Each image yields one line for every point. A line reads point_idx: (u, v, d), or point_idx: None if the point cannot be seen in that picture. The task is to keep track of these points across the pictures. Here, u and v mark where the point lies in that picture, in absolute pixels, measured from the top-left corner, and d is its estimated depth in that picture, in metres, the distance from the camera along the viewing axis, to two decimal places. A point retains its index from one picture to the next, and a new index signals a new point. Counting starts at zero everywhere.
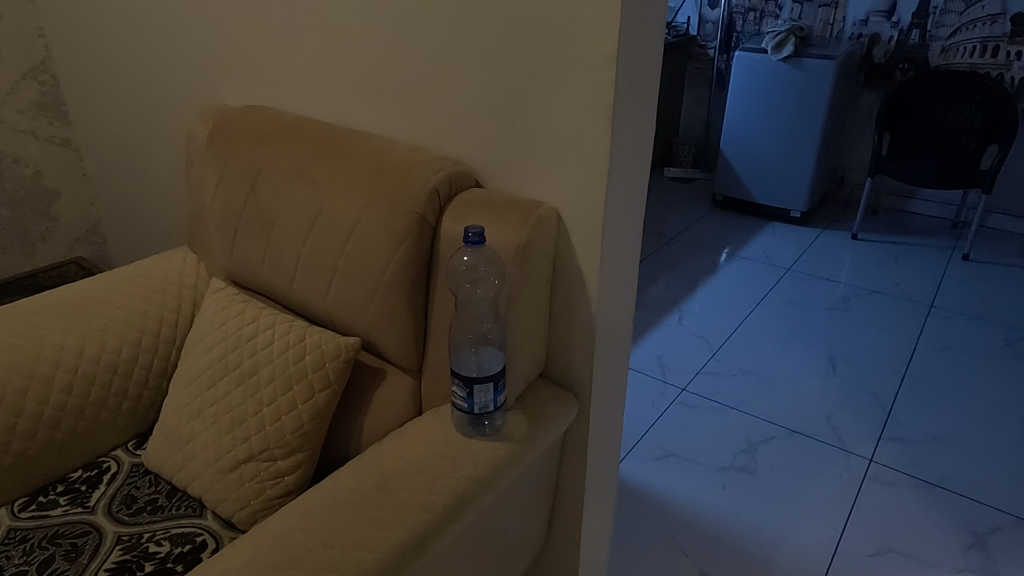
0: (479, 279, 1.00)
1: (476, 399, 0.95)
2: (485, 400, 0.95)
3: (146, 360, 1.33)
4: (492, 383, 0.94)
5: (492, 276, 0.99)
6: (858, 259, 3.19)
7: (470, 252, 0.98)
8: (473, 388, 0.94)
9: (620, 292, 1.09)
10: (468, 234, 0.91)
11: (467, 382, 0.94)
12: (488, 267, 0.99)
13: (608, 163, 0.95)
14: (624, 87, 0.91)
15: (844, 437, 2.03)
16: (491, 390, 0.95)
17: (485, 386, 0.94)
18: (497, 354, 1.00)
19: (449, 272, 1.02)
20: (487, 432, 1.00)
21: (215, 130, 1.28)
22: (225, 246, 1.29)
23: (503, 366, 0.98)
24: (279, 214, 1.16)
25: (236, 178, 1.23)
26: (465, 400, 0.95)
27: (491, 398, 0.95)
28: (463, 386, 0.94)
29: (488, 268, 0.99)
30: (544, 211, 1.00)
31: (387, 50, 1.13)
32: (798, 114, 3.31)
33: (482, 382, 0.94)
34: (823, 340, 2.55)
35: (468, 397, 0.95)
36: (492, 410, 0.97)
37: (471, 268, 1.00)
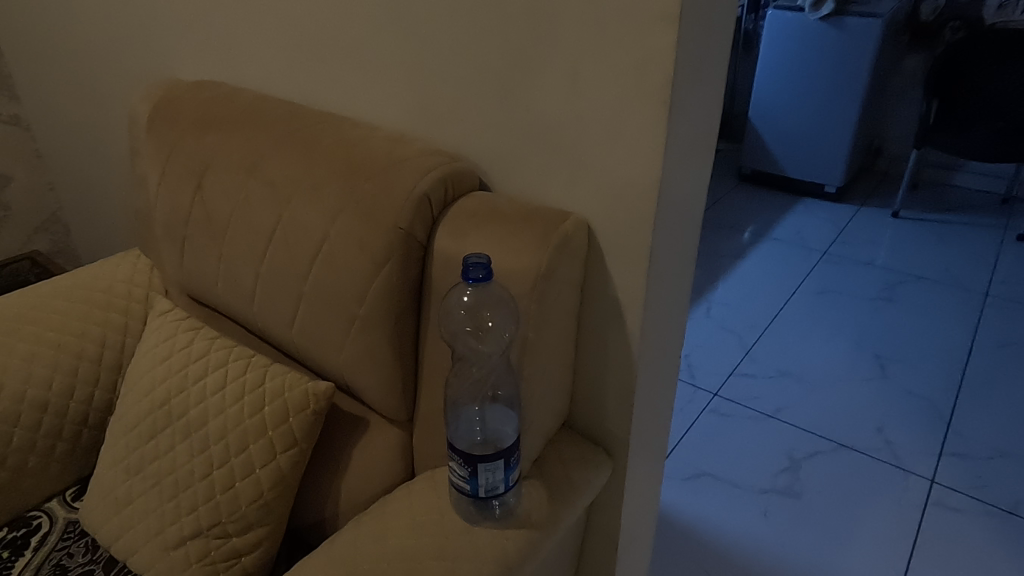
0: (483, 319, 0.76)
1: (481, 481, 0.71)
2: (493, 482, 0.71)
3: (84, 393, 1.10)
4: (502, 460, 0.71)
5: (500, 325, 0.75)
6: (900, 240, 2.92)
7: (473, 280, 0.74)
8: (478, 467, 0.70)
9: (666, 324, 0.85)
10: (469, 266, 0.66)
11: (469, 459, 0.70)
12: (495, 312, 0.75)
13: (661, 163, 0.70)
14: (686, 58, 0.66)
15: (899, 453, 1.81)
16: (501, 469, 0.71)
17: (494, 464, 0.70)
18: (510, 418, 0.77)
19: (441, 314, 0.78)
20: (496, 515, 0.77)
21: (154, 112, 1.03)
22: (175, 256, 1.05)
23: (518, 435, 0.75)
24: (231, 221, 0.92)
25: (179, 173, 0.98)
26: (466, 482, 0.72)
27: (501, 478, 0.72)
28: (463, 463, 0.71)
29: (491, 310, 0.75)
30: (572, 225, 0.75)
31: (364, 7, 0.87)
32: (837, 80, 3.00)
33: (490, 459, 0.70)
34: (868, 336, 2.30)
35: (471, 479, 0.71)
36: (501, 493, 0.73)
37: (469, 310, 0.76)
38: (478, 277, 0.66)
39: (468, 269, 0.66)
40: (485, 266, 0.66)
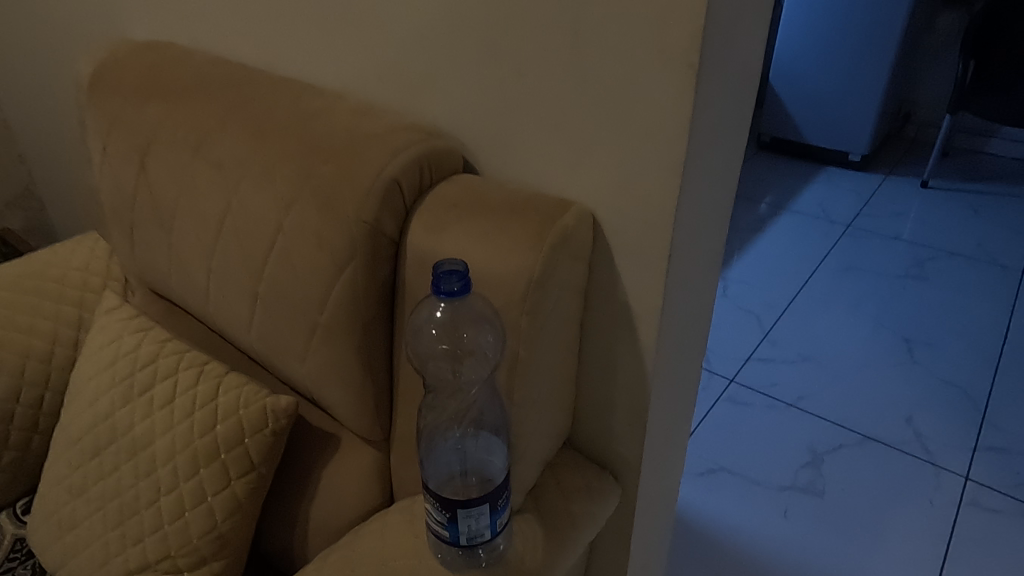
0: (459, 336, 0.63)
1: (462, 529, 0.59)
2: (476, 530, 0.59)
3: (33, 397, 0.99)
4: (488, 504, 0.59)
5: (479, 343, 0.63)
6: (929, 212, 2.75)
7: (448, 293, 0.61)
8: (457, 512, 0.58)
9: (686, 331, 0.71)
10: (445, 282, 0.53)
11: (447, 503, 0.58)
12: (474, 329, 0.63)
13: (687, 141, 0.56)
14: (720, 9, 0.51)
15: (930, 447, 1.68)
16: (486, 514, 0.59)
17: (477, 510, 0.58)
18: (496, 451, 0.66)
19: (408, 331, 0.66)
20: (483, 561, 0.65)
21: (94, 79, 0.89)
22: (125, 243, 0.93)
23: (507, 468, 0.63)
24: (178, 207, 0.79)
25: (121, 150, 0.84)
26: (445, 528, 0.60)
27: (487, 523, 0.60)
28: (439, 506, 0.59)
29: (467, 325, 0.63)
30: (574, 217, 0.61)
31: None
32: (866, 40, 2.80)
33: (472, 503, 0.58)
34: (896, 316, 2.15)
35: (450, 524, 0.59)
36: (487, 540, 0.62)
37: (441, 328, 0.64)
38: (451, 289, 0.53)
39: (438, 278, 0.54)
40: (461, 275, 0.54)
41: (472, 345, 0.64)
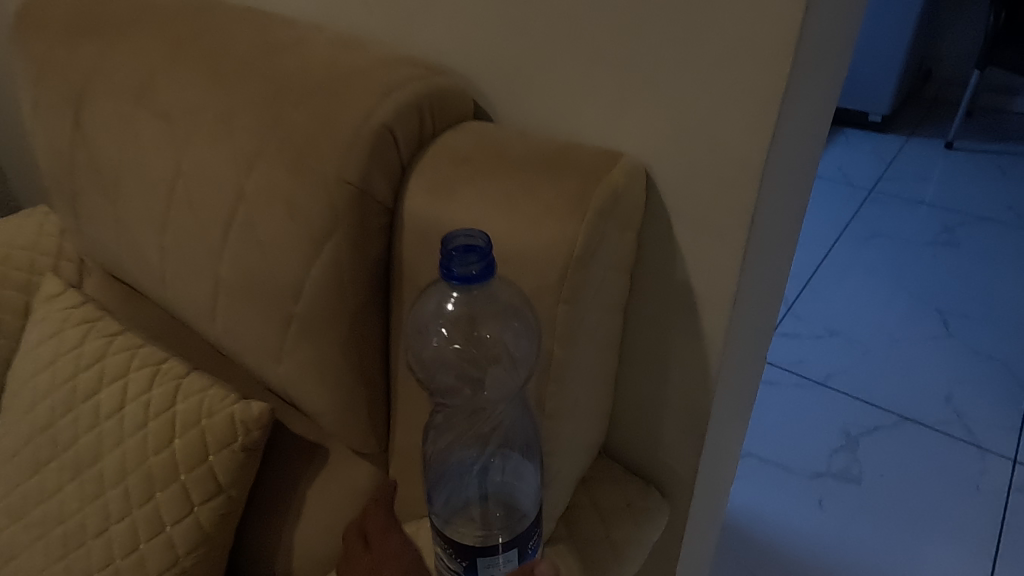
0: (480, 334, 0.50)
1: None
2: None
3: None
4: (516, 549, 0.47)
5: (503, 344, 0.50)
6: (955, 175, 2.61)
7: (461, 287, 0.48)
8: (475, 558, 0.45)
9: (755, 316, 0.58)
10: (462, 265, 0.40)
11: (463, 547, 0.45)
12: (498, 325, 0.49)
13: (787, 63, 0.42)
14: None
15: (973, 428, 1.56)
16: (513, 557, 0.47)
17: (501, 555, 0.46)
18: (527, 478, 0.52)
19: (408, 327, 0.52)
20: None
21: (17, 17, 0.73)
22: (68, 215, 0.78)
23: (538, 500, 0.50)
24: (121, 170, 0.64)
25: (51, 102, 0.69)
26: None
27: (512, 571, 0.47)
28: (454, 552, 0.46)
29: (488, 320, 0.49)
30: (625, 173, 0.47)
31: None
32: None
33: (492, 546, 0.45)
34: (928, 286, 2.02)
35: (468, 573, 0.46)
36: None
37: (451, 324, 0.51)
38: (469, 274, 0.40)
39: (451, 259, 0.40)
40: (484, 252, 0.41)
41: (495, 346, 0.50)
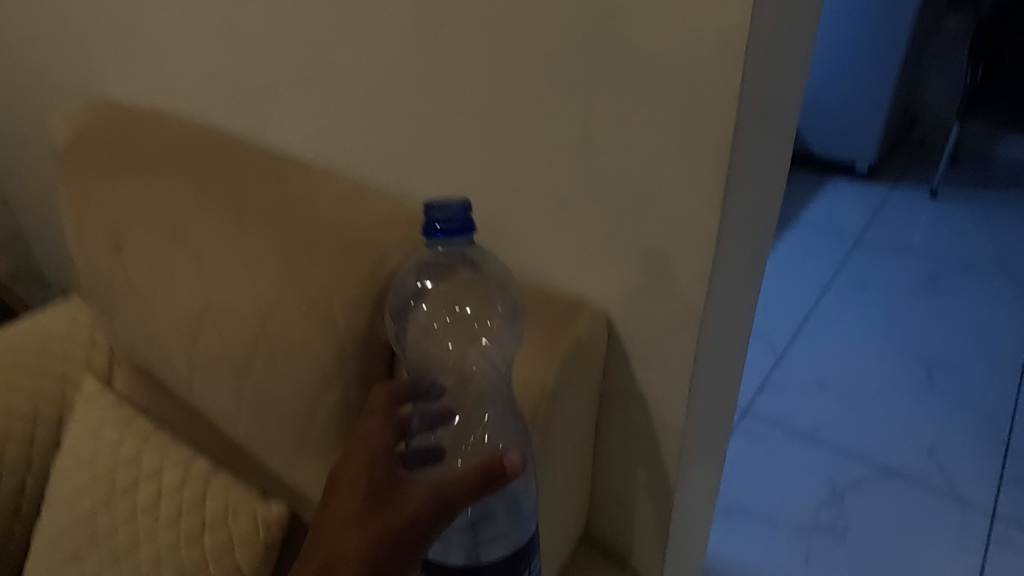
0: (460, 308, 0.60)
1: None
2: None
3: (13, 483, 0.94)
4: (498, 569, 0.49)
5: (485, 313, 0.59)
6: (940, 224, 2.68)
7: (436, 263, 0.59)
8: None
9: (711, 427, 0.66)
10: (443, 224, 0.51)
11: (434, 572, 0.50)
12: (482, 293, 0.59)
13: (710, 248, 0.51)
14: (749, 123, 0.47)
15: (954, 480, 1.62)
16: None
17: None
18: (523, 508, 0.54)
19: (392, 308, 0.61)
20: None
21: (66, 154, 0.84)
22: (105, 321, 0.87)
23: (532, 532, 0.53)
24: (157, 295, 0.74)
25: (95, 231, 0.79)
26: None
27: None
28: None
29: (469, 290, 0.59)
30: (590, 321, 0.56)
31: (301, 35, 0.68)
32: (875, 45, 2.69)
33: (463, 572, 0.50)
34: (913, 337, 2.09)
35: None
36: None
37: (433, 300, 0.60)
38: (450, 229, 0.51)
39: (434, 221, 0.51)
40: (464, 206, 0.52)
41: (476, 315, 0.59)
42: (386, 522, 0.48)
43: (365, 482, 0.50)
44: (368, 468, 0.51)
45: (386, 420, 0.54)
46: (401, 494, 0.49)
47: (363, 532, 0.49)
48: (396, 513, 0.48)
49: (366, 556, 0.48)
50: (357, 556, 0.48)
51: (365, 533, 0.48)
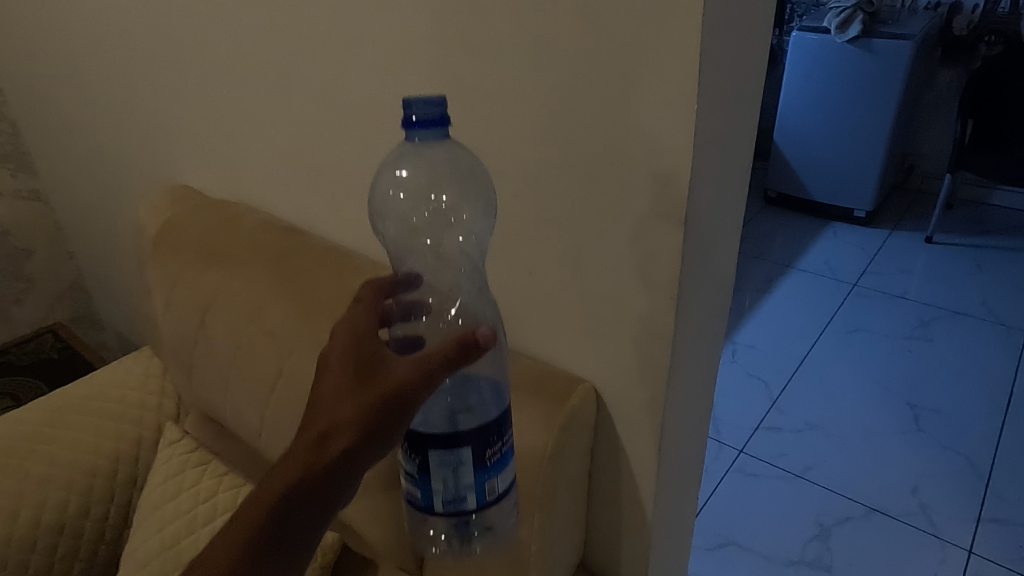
0: (433, 197, 0.73)
1: (435, 487, 0.56)
2: (460, 489, 0.56)
3: (99, 511, 1.08)
4: (470, 449, 0.55)
5: (456, 208, 0.72)
6: (936, 270, 2.70)
7: (412, 169, 0.73)
8: (428, 456, 0.55)
9: (683, 477, 0.81)
10: (418, 114, 0.56)
11: (417, 446, 0.56)
12: (457, 191, 0.72)
13: (667, 351, 0.66)
14: (693, 259, 0.62)
15: (935, 520, 1.73)
16: (469, 470, 0.56)
17: (451, 458, 0.55)
18: (499, 395, 0.61)
19: (382, 192, 0.77)
20: (466, 506, 0.57)
21: (165, 241, 1.05)
22: (182, 377, 1.04)
23: (505, 407, 0.58)
24: (234, 362, 0.91)
25: (186, 306, 0.98)
26: (418, 481, 0.57)
27: (469, 484, 0.56)
28: (412, 453, 0.56)
29: (445, 187, 0.72)
30: (580, 396, 0.71)
31: (361, 162, 0.87)
32: (874, 97, 2.66)
33: (442, 449, 0.54)
34: (903, 382, 2.18)
35: (421, 478, 0.57)
36: (471, 509, 0.58)
37: (413, 193, 0.74)
38: (426, 119, 0.56)
39: (411, 116, 0.56)
40: (438, 102, 0.57)
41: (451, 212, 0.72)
42: (370, 392, 0.53)
43: (350, 357, 0.55)
44: (352, 345, 0.56)
45: (369, 308, 0.61)
46: (384, 368, 0.54)
47: (349, 404, 0.53)
48: (380, 383, 0.53)
49: (356, 420, 0.53)
50: (348, 421, 0.53)
51: (351, 406, 0.53)
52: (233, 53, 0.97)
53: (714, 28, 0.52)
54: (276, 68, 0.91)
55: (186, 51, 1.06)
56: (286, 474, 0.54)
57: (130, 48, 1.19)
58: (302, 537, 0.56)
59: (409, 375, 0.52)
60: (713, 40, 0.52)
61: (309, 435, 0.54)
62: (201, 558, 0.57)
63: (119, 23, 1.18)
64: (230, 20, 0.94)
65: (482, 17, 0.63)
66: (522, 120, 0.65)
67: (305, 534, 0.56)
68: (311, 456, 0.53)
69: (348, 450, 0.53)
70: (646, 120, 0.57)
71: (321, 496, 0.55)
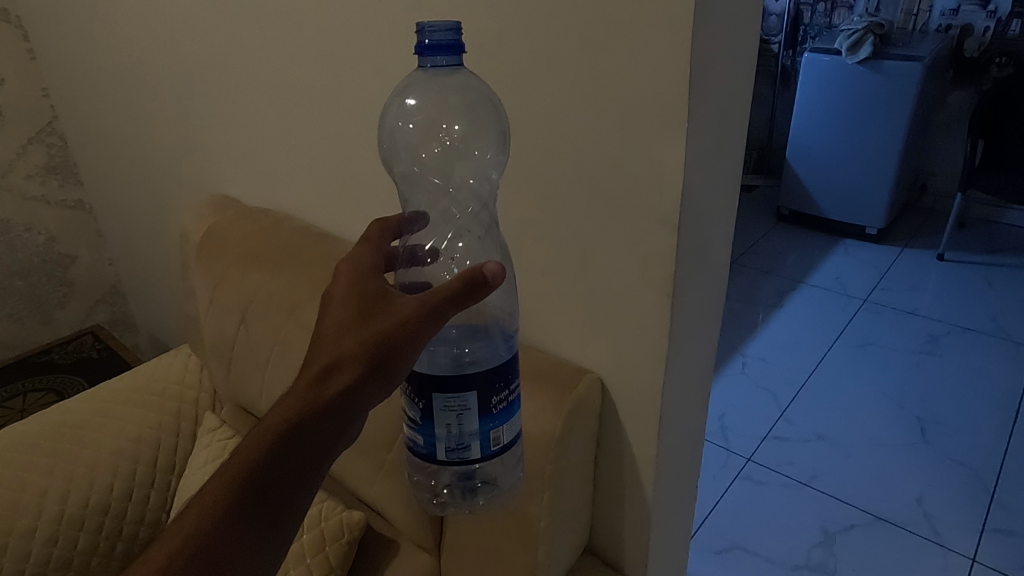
0: (446, 127, 0.75)
1: (438, 433, 0.60)
2: (463, 435, 0.60)
3: (141, 495, 1.16)
4: (475, 396, 0.59)
5: (469, 139, 0.75)
6: (948, 286, 2.71)
7: (421, 98, 0.77)
8: (433, 400, 0.59)
9: (680, 465, 0.88)
10: (429, 34, 0.57)
11: (423, 390, 0.59)
12: (469, 122, 0.75)
13: (663, 344, 0.73)
14: (686, 260, 0.70)
15: (939, 528, 1.75)
16: (473, 416, 0.60)
17: (456, 402, 0.59)
18: (507, 338, 0.70)
19: (394, 122, 0.80)
20: (468, 453, 0.61)
21: (210, 246, 1.15)
22: (221, 371, 1.13)
23: (513, 356, 0.63)
24: (272, 354, 1.00)
25: (228, 304, 1.07)
26: (422, 428, 0.61)
27: (474, 432, 0.60)
28: (417, 398, 0.60)
29: (456, 116, 0.75)
30: (586, 386, 0.79)
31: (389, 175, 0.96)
32: (884, 115, 2.71)
33: (447, 392, 0.58)
34: (911, 395, 2.19)
35: (425, 424, 0.61)
36: (474, 459, 0.62)
37: (423, 124, 0.77)
38: (438, 43, 0.57)
39: (424, 39, 0.57)
40: (451, 27, 0.58)
41: (461, 143, 0.75)
42: (377, 327, 0.56)
43: (357, 295, 0.59)
44: (358, 286, 0.60)
45: (373, 248, 0.65)
46: (390, 307, 0.57)
47: (355, 338, 0.56)
48: (387, 319, 0.56)
49: (363, 354, 0.55)
50: (355, 354, 0.55)
51: (358, 339, 0.55)
52: (273, 77, 1.06)
53: (701, 59, 0.59)
54: (312, 92, 1.00)
55: (227, 74, 1.15)
56: (285, 410, 0.53)
57: (174, 71, 1.29)
58: (292, 491, 0.52)
59: (415, 310, 0.55)
60: (701, 67, 0.60)
61: (313, 370, 0.55)
62: (174, 520, 0.51)
63: (164, 48, 1.28)
64: (270, 47, 1.03)
65: (499, 46, 0.71)
66: (535, 137, 0.73)
67: (296, 486, 0.53)
68: (312, 389, 0.54)
69: (353, 384, 0.54)
70: (646, 135, 0.64)
71: (321, 437, 0.53)
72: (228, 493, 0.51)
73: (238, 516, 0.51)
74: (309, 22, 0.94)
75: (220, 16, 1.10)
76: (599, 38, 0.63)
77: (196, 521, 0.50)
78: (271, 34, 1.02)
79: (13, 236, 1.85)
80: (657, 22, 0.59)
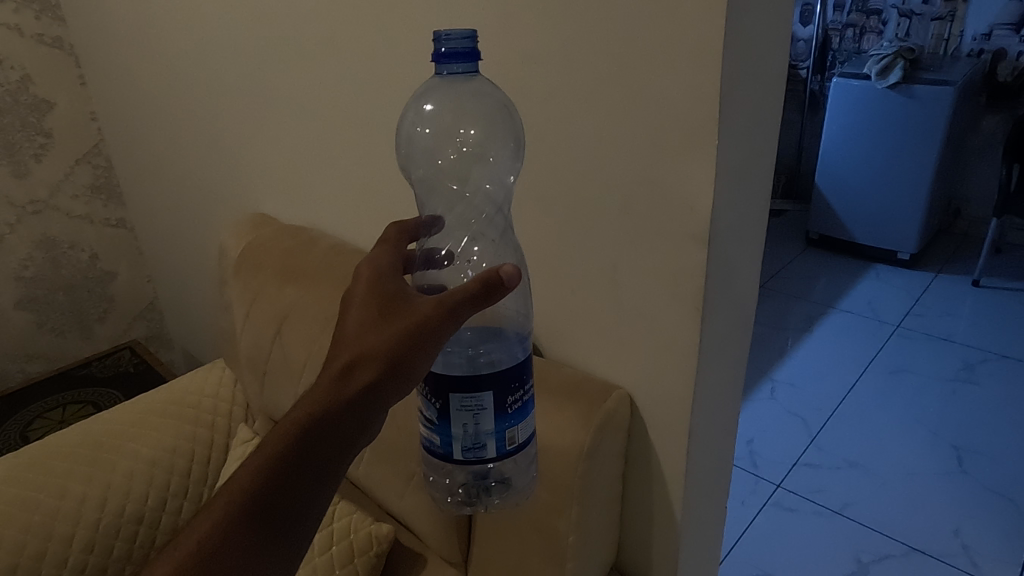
0: (461, 132, 0.78)
1: (455, 432, 0.61)
2: (479, 434, 0.61)
3: (175, 505, 1.18)
4: (490, 395, 0.60)
5: (482, 143, 0.78)
6: (985, 313, 2.65)
7: (435, 104, 0.80)
8: (449, 401, 0.60)
9: (709, 482, 0.87)
10: (443, 41, 0.60)
11: (440, 391, 0.61)
12: (484, 128, 0.78)
13: (693, 359, 0.73)
14: (716, 275, 0.70)
15: (978, 561, 1.69)
16: (489, 416, 0.61)
17: (472, 402, 0.60)
18: (521, 339, 0.72)
19: (411, 128, 0.84)
20: (483, 451, 0.62)
21: (248, 262, 1.19)
22: (254, 383, 1.16)
23: (528, 358, 0.64)
24: (306, 366, 1.03)
25: (264, 317, 1.11)
26: (437, 426, 0.62)
27: (490, 431, 0.61)
28: (433, 398, 0.61)
29: (472, 122, 0.78)
30: (616, 401, 0.79)
31: None
32: (914, 139, 2.68)
33: (463, 392, 0.60)
34: (946, 424, 2.13)
35: (441, 424, 0.62)
36: (490, 458, 0.63)
37: (440, 131, 0.80)
38: (451, 52, 0.60)
39: (440, 48, 0.60)
40: (468, 36, 0.60)
41: (476, 148, 0.78)
42: (396, 325, 0.57)
43: (377, 295, 0.61)
44: (378, 286, 0.61)
45: (392, 249, 0.67)
46: (408, 306, 0.59)
47: (376, 335, 0.57)
48: (406, 318, 0.58)
49: (384, 352, 0.56)
50: (377, 352, 0.56)
51: (378, 337, 0.57)
52: (312, 98, 1.10)
53: (730, 81, 0.61)
54: (349, 114, 1.04)
55: (267, 96, 1.19)
56: (308, 405, 0.55)
57: (216, 94, 1.34)
58: (317, 482, 0.54)
59: (432, 309, 0.56)
60: (730, 88, 0.61)
61: (335, 367, 0.57)
62: (199, 513, 0.53)
63: (208, 71, 1.33)
64: (310, 69, 1.07)
65: (531, 68, 0.74)
66: (567, 156, 0.75)
67: (321, 478, 0.54)
68: (334, 385, 0.56)
69: (374, 381, 0.56)
70: (677, 154, 0.66)
71: (341, 431, 0.55)
72: (251, 485, 0.52)
73: (262, 509, 0.52)
74: (346, 48, 0.98)
75: (262, 40, 1.14)
76: (630, 60, 0.65)
77: (221, 512, 0.51)
78: (312, 56, 1.05)
79: (58, 253, 1.92)
80: (690, 42, 0.60)
